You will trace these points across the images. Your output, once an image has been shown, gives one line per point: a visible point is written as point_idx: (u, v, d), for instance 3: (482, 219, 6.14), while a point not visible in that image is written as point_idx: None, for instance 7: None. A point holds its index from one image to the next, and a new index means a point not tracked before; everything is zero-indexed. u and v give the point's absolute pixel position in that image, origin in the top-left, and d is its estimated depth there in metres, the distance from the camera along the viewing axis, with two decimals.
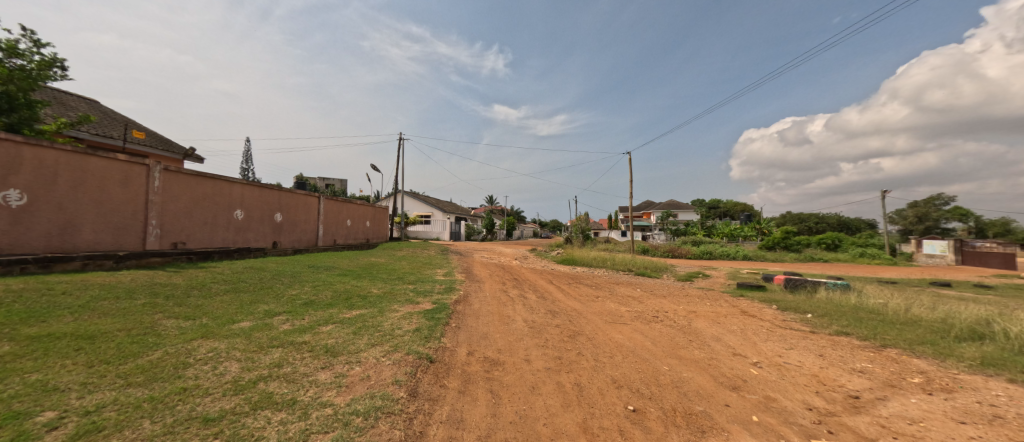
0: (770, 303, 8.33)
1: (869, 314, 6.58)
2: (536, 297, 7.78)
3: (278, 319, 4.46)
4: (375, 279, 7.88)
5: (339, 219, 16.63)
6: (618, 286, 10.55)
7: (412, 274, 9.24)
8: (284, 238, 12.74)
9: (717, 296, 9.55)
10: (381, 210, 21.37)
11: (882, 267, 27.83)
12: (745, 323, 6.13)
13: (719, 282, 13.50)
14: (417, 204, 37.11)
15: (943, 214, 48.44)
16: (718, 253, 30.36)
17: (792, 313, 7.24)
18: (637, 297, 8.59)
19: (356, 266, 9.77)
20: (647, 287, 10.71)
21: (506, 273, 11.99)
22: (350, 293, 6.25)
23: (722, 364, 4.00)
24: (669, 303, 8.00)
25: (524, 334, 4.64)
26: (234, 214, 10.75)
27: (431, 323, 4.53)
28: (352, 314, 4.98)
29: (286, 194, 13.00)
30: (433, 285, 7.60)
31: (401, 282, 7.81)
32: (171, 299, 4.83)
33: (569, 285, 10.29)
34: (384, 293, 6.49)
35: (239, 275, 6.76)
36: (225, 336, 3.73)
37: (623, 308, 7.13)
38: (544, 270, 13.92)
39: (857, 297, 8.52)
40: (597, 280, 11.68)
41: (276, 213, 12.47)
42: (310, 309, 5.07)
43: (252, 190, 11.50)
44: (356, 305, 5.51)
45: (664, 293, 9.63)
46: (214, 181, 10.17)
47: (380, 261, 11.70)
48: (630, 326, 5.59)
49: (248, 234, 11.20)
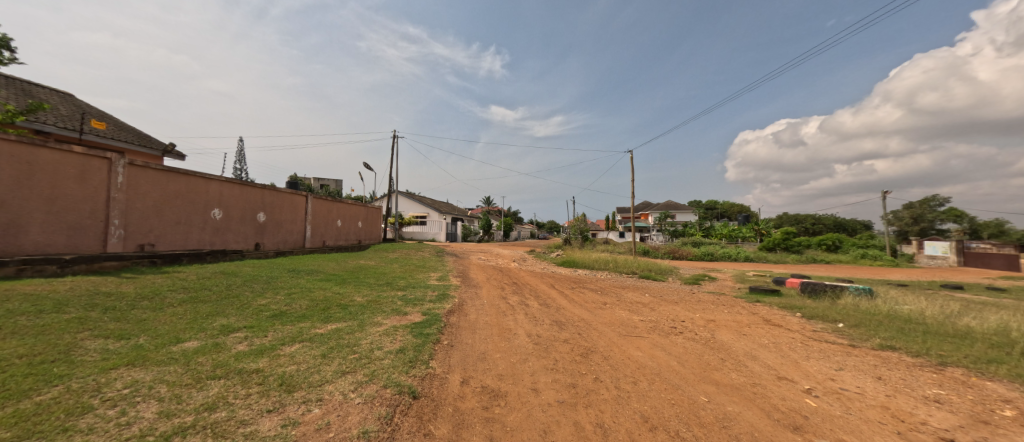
0: (792, 310, 7.66)
1: (909, 325, 5.93)
2: (538, 304, 7.05)
3: (233, 338, 3.70)
4: (360, 285, 7.12)
5: (329, 219, 15.82)
6: (625, 291, 9.85)
7: (403, 278, 8.49)
8: (267, 239, 11.93)
9: (732, 301, 8.88)
10: (374, 210, 20.55)
11: (886, 269, 27.37)
12: (775, 336, 5.42)
13: (728, 285, 12.85)
14: (413, 204, 36.30)
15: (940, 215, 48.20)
16: (720, 255, 29.81)
17: (821, 322, 6.58)
18: (648, 304, 7.89)
19: (342, 269, 9.00)
20: (655, 291, 10.03)
21: (505, 277, 11.26)
22: (329, 302, 5.50)
23: (770, 392, 3.31)
24: (684, 310, 7.30)
25: (528, 354, 3.92)
26: (212, 214, 9.94)
27: (418, 342, 3.79)
28: (327, 328, 4.24)
29: (270, 193, 12.21)
30: (425, 291, 6.85)
31: (389, 288, 7.05)
32: (110, 313, 4.06)
33: (573, 290, 9.56)
34: (368, 302, 5.74)
35: (205, 281, 5.99)
36: (157, 364, 2.98)
37: (635, 317, 6.43)
38: (545, 273, 13.19)
39: (884, 303, 7.87)
40: (601, 284, 10.97)
41: (260, 212, 11.67)
42: (278, 323, 4.32)
43: (233, 188, 10.71)
44: (333, 317, 4.76)
45: (675, 298, 8.94)
46: (189, 177, 9.36)
47: (370, 264, 10.92)
48: (649, 340, 4.88)
49: (227, 235, 10.39)
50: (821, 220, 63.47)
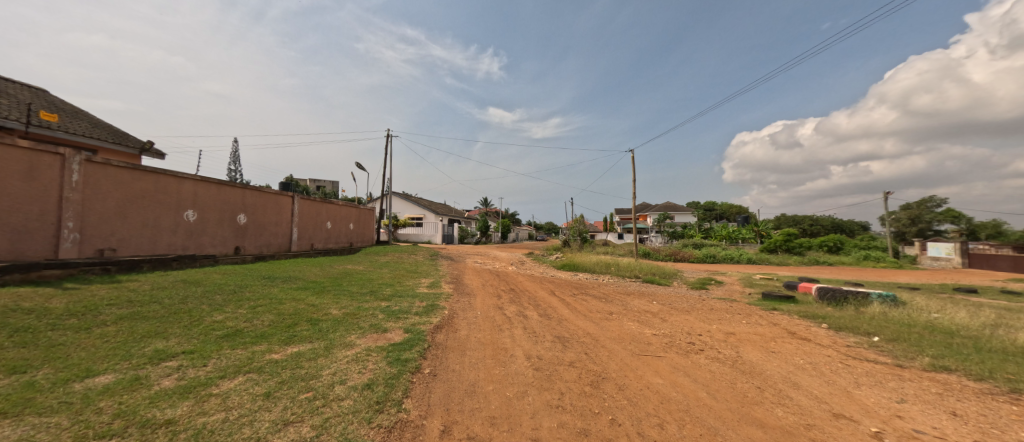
0: (815, 320, 7.01)
1: (955, 339, 5.27)
2: (538, 315, 6.35)
3: (160, 371, 2.97)
4: (340, 294, 6.39)
5: (318, 221, 15.07)
6: (631, 298, 9.15)
7: (389, 286, 7.77)
8: (248, 242, 11.17)
9: (748, 309, 8.20)
10: (366, 211, 19.81)
11: (890, 271, 26.84)
12: (810, 355, 4.74)
13: (738, 290, 12.16)
14: (408, 205, 35.51)
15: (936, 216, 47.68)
16: (722, 257, 29.22)
17: (852, 335, 5.92)
18: (657, 314, 7.21)
19: (324, 276, 8.26)
20: (663, 298, 9.33)
21: (502, 282, 10.56)
22: (298, 317, 4.78)
23: (833, 438, 2.62)
24: (699, 321, 6.61)
25: (527, 386, 3.21)
26: (184, 215, 9.20)
27: (392, 372, 3.08)
28: (285, 353, 3.52)
29: (252, 193, 11.45)
30: (411, 302, 6.14)
31: (372, 297, 6.33)
32: (17, 336, 3.32)
33: (575, 297, 8.84)
34: (345, 316, 5.03)
35: (158, 292, 5.26)
36: (37, 413, 2.25)
37: (647, 330, 5.74)
38: (544, 277, 12.46)
39: (914, 311, 7.24)
40: (605, 290, 10.27)
41: (240, 214, 10.94)
42: (226, 346, 3.60)
43: (210, 188, 9.97)
44: (297, 336, 4.03)
45: (686, 306, 8.24)
46: (159, 176, 8.62)
47: (357, 269, 10.17)
48: (668, 362, 4.19)
49: (203, 239, 9.65)
50: (819, 221, 63.37)
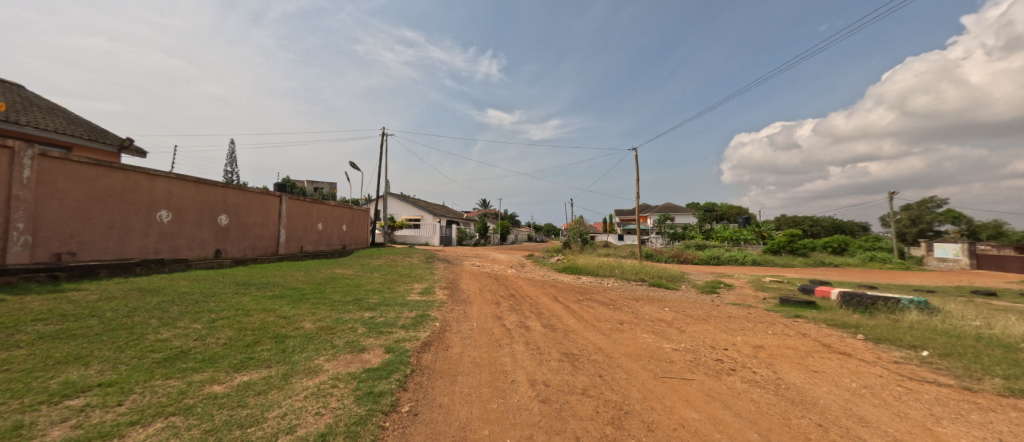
0: (847, 330, 6.37)
1: (1019, 354, 4.62)
2: (542, 326, 5.67)
3: (54, 414, 2.26)
4: (319, 303, 5.69)
5: (308, 222, 14.37)
6: (640, 304, 8.44)
7: (377, 292, 7.08)
8: (230, 245, 10.46)
9: (769, 317, 7.51)
10: (360, 212, 19.11)
11: (898, 272, 26.26)
12: (861, 376, 4.07)
13: (751, 295, 11.49)
14: (406, 206, 34.83)
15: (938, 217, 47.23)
16: (726, 259, 28.52)
17: (896, 349, 5.26)
18: (673, 323, 6.54)
19: (307, 281, 7.57)
20: (674, 304, 8.64)
21: (501, 287, 9.89)
22: (262, 333, 4.09)
23: None
24: (721, 332, 5.93)
25: (534, 429, 2.51)
26: (157, 216, 8.49)
27: (360, 414, 2.40)
28: (231, 384, 2.82)
29: (234, 193, 10.74)
30: (399, 312, 5.46)
31: (355, 307, 5.65)
32: None
33: (580, 303, 8.14)
34: (319, 330, 4.34)
35: (104, 303, 4.55)
36: None
37: (665, 343, 5.07)
38: (546, 281, 11.77)
39: (954, 320, 6.60)
40: (611, 295, 9.59)
41: (222, 215, 10.26)
42: (159, 375, 2.90)
43: (188, 187, 9.27)
44: (253, 359, 3.33)
45: (702, 313, 7.56)
46: (127, 173, 7.91)
47: (345, 273, 9.48)
48: (699, 388, 3.50)
49: (179, 241, 8.97)
50: (819, 222, 63.06)
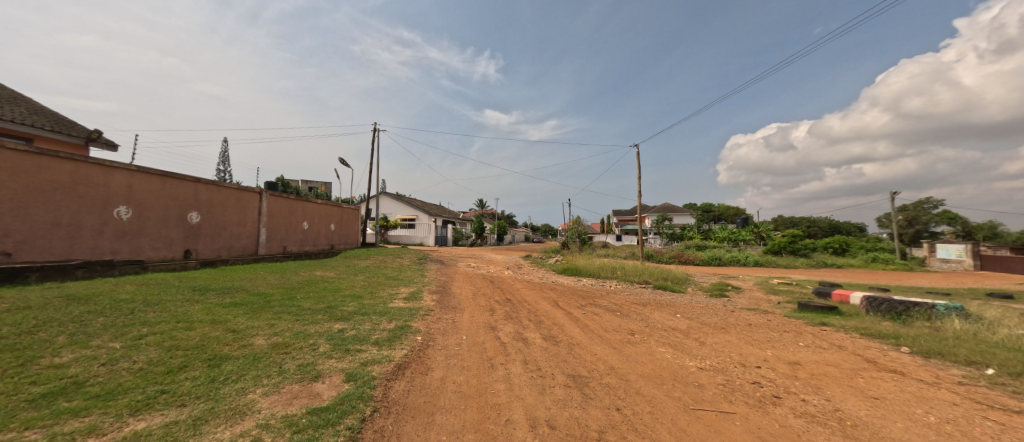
0: (885, 341, 5.66)
1: None
2: (542, 339, 4.89)
3: None
4: (283, 312, 4.87)
5: (292, 221, 13.52)
6: (649, 310, 7.68)
7: (356, 298, 6.28)
8: (201, 245, 9.60)
9: (792, 325, 6.79)
10: (350, 211, 18.26)
11: (903, 273, 25.79)
12: (933, 406, 3.34)
13: (763, 299, 10.80)
14: (400, 206, 33.88)
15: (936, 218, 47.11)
16: (728, 259, 27.71)
17: (953, 365, 4.55)
18: (690, 333, 5.77)
19: (278, 285, 6.74)
20: (686, 310, 7.90)
21: (497, 291, 9.11)
22: (196, 353, 3.28)
23: None
24: (747, 345, 5.17)
25: None
26: (114, 212, 7.64)
27: None
28: (113, 437, 2.02)
29: (207, 188, 9.88)
30: (376, 323, 4.66)
31: (326, 317, 4.84)
32: None
33: (584, 309, 7.36)
34: (272, 348, 3.54)
35: (9, 314, 3.72)
36: None
37: (689, 359, 4.30)
38: (545, 284, 11.00)
39: (1002, 329, 5.93)
40: (616, 300, 8.84)
41: (193, 212, 9.42)
42: (17, 424, 2.09)
43: (153, 180, 8.42)
44: (167, 394, 2.53)
45: (719, 320, 6.81)
46: (77, 164, 7.05)
47: (326, 275, 8.67)
48: (747, 427, 2.74)
49: (140, 240, 8.12)
50: (816, 223, 62.97)
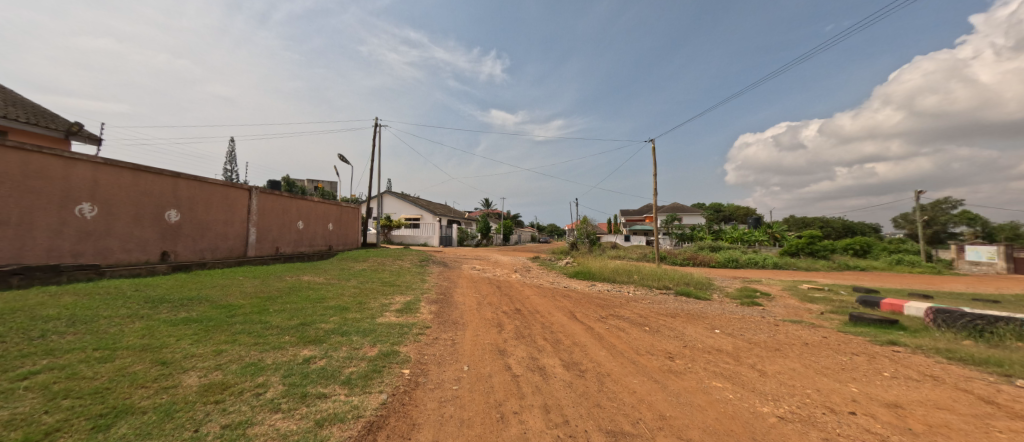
0: (987, 370, 4.59)
1: None
2: (564, 369, 3.89)
3: None
4: (242, 333, 3.94)
5: (285, 220, 12.68)
6: (681, 324, 6.64)
7: (341, 311, 5.35)
8: (180, 246, 8.76)
9: (857, 346, 5.71)
10: (349, 210, 17.41)
11: (933, 277, 24.28)
12: None
13: (801, 308, 9.66)
14: (403, 205, 32.98)
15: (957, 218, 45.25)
16: (745, 261, 26.39)
17: None
18: (743, 358, 4.72)
19: (253, 294, 5.83)
20: (723, 323, 6.85)
21: (505, 298, 8.14)
22: (88, 405, 2.33)
23: None
24: (821, 377, 4.11)
25: None
26: (76, 210, 6.80)
27: None
28: None
29: (188, 183, 9.02)
30: (355, 349, 3.69)
31: (295, 339, 3.89)
32: None
33: (606, 323, 6.34)
34: (200, 393, 2.58)
35: None
36: None
37: (761, 402, 3.27)
38: (557, 290, 9.98)
39: None
40: (639, 310, 7.81)
41: (172, 210, 8.59)
42: None
43: (123, 175, 7.59)
44: None
45: (768, 339, 5.76)
46: (30, 154, 6.21)
47: (313, 281, 7.76)
48: None
49: (108, 241, 7.29)
50: (831, 223, 61.08)
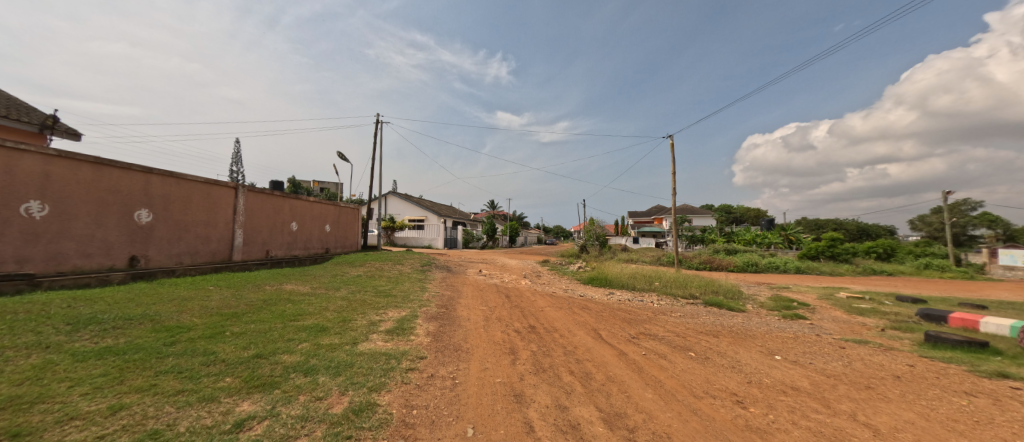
0: None
1: None
2: (607, 429, 2.77)
3: None
4: (168, 372, 2.92)
5: (277, 221, 11.76)
6: (731, 347, 5.49)
7: (317, 333, 4.32)
8: (153, 250, 7.86)
9: (963, 381, 4.52)
10: (348, 211, 16.50)
11: (969, 283, 22.64)
12: None
13: (854, 323, 8.39)
14: (407, 206, 32.06)
15: (976, 220, 43.53)
16: (764, 265, 25.01)
17: None
18: (839, 405, 3.56)
19: (216, 311, 4.85)
20: (780, 346, 5.68)
21: (516, 311, 7.05)
22: None
23: None
24: (959, 439, 2.98)
25: None
26: (22, 208, 5.90)
27: None
28: None
29: (162, 179, 8.10)
30: (314, 402, 2.62)
31: (235, 382, 2.84)
32: None
33: (641, 346, 5.22)
34: None
35: None
36: None
37: None
38: (573, 300, 8.90)
39: None
40: (674, 328, 6.67)
41: (143, 209, 7.69)
42: None
43: (82, 169, 6.69)
44: None
45: (850, 372, 4.59)
46: None
47: (297, 291, 6.77)
48: None
49: (62, 245, 6.39)
50: (847, 225, 59.12)
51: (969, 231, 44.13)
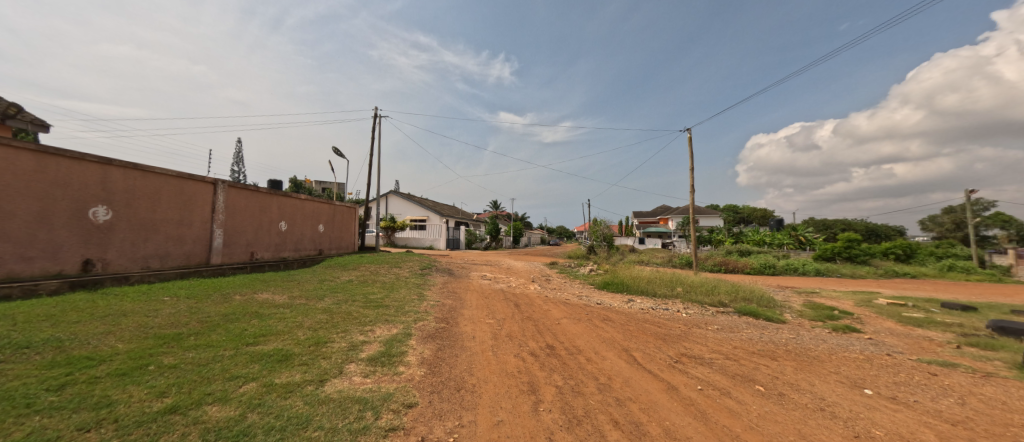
0: None
1: None
2: None
3: None
4: None
5: (263, 220, 10.77)
6: (801, 376, 4.39)
7: (275, 365, 3.27)
8: (111, 252, 6.86)
9: None
10: (344, 210, 15.50)
11: (1000, 286, 21.35)
12: None
13: (918, 337, 7.23)
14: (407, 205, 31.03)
15: (994, 220, 42.08)
16: (780, 267, 23.83)
17: None
18: None
19: (156, 331, 3.83)
20: (860, 374, 4.57)
21: (530, 325, 5.95)
22: None
23: None
24: None
25: None
26: None
27: None
28: None
29: (124, 171, 7.10)
30: None
31: None
32: None
33: (691, 375, 4.15)
34: None
35: None
36: None
37: None
38: (591, 309, 7.84)
39: None
40: (719, 346, 5.57)
41: (100, 206, 6.71)
42: None
43: (21, 157, 5.70)
44: None
45: (977, 417, 3.46)
46: None
47: (271, 301, 5.75)
48: None
49: None
50: (858, 225, 57.65)
51: (986, 231, 42.66)
